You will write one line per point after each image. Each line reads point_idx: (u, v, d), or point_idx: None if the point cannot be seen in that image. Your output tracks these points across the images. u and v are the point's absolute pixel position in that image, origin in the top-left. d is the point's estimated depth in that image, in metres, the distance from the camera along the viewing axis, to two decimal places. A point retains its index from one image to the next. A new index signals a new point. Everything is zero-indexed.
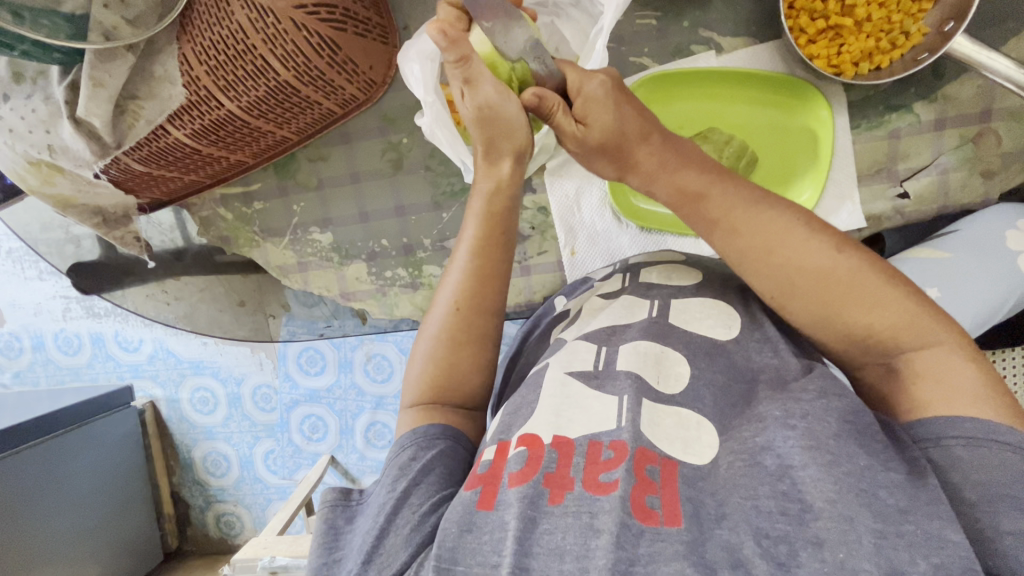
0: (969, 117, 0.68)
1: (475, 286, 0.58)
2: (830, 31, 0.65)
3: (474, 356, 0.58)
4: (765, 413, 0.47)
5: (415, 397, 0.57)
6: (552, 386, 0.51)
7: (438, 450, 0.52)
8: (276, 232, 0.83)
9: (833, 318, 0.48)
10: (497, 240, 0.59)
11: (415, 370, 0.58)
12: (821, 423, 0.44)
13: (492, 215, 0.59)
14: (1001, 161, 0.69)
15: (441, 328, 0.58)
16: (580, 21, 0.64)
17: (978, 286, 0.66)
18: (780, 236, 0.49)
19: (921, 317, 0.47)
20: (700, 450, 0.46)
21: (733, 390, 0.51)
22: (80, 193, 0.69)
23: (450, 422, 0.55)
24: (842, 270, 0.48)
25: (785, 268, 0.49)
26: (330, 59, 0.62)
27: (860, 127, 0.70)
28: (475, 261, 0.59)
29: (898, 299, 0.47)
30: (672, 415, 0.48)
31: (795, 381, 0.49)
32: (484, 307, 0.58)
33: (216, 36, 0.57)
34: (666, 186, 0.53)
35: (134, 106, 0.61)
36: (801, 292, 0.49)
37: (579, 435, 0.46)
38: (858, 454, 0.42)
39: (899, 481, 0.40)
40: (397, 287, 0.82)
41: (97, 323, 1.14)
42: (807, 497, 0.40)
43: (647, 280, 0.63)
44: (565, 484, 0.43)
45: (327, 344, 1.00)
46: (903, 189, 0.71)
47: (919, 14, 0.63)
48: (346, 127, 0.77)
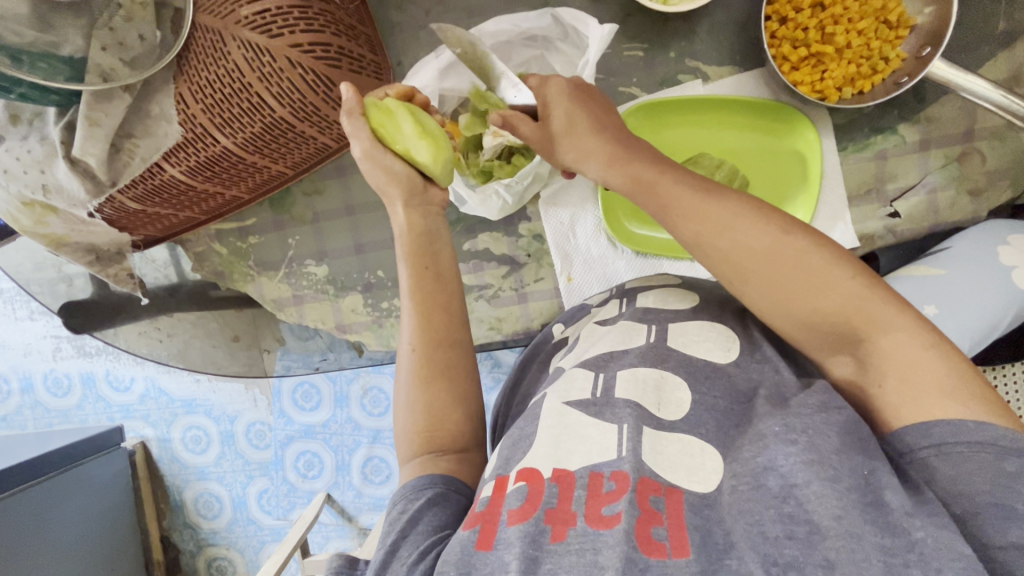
0: (952, 137, 0.69)
1: (424, 325, 0.57)
2: (812, 58, 0.67)
3: (447, 391, 0.56)
4: (765, 429, 0.46)
5: (409, 453, 0.55)
6: (548, 417, 0.50)
7: (426, 499, 0.49)
8: (270, 266, 0.82)
9: (792, 307, 0.48)
10: (432, 278, 0.58)
11: (399, 424, 0.56)
12: (823, 437, 0.43)
13: (421, 254, 0.58)
14: (987, 180, 0.70)
15: (411, 372, 0.56)
16: (569, 54, 0.67)
17: (977, 300, 0.67)
18: (730, 219, 0.49)
19: (876, 301, 0.46)
20: (704, 476, 0.45)
21: (735, 411, 0.50)
22: (73, 231, 0.68)
23: (450, 472, 0.53)
24: (792, 251, 0.47)
25: (737, 250, 0.49)
26: (326, 96, 0.62)
27: (847, 149, 0.71)
28: (417, 301, 0.57)
29: (853, 285, 0.46)
30: (676, 444, 0.47)
31: (795, 399, 0.49)
32: (443, 338, 0.57)
33: (213, 76, 0.59)
34: (620, 173, 0.55)
35: (130, 144, 0.62)
36: (756, 283, 0.49)
37: (579, 467, 0.45)
38: (861, 464, 0.41)
39: (901, 493, 0.39)
40: (393, 318, 0.81)
41: (87, 363, 1.12)
42: (814, 518, 0.39)
43: (643, 305, 0.62)
44: (568, 519, 0.41)
45: (322, 379, 1.00)
46: (894, 209, 0.71)
47: (896, 41, 0.66)
48: (341, 161, 0.77)
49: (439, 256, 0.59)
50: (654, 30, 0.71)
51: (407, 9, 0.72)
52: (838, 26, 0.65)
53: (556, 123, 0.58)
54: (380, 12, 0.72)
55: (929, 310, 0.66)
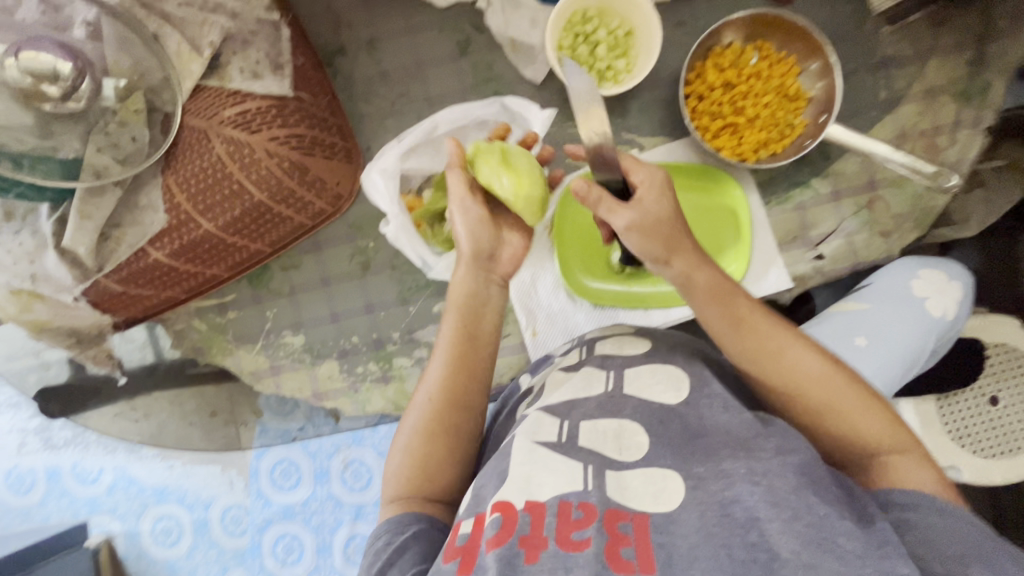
0: (858, 188, 0.79)
1: (449, 381, 0.60)
2: (729, 127, 0.78)
3: (448, 447, 0.58)
4: (730, 469, 0.50)
5: (392, 493, 0.57)
6: (520, 454, 0.53)
7: (412, 533, 0.53)
8: (248, 338, 0.84)
9: (835, 416, 0.55)
10: (469, 340, 0.61)
11: (391, 468, 0.58)
12: (781, 479, 0.47)
13: (467, 319, 0.62)
14: (895, 223, 0.79)
15: (421, 419, 0.59)
16: (517, 134, 0.77)
17: (899, 330, 0.74)
18: (789, 343, 0.57)
19: (894, 425, 0.55)
20: (667, 497, 0.49)
21: (689, 447, 0.53)
22: (56, 316, 0.71)
23: (435, 514, 0.56)
24: (837, 375, 0.56)
25: (797, 369, 0.56)
26: (299, 179, 0.69)
27: (771, 203, 0.81)
28: (453, 357, 0.60)
29: (873, 408, 0.56)
30: (639, 475, 0.52)
31: (753, 439, 0.52)
32: (463, 401, 0.60)
33: (199, 168, 0.65)
34: (707, 276, 0.58)
35: (119, 233, 0.67)
36: (809, 396, 0.56)
37: (549, 497, 0.49)
38: (816, 505, 0.46)
39: (852, 527, 0.45)
40: (368, 382, 0.84)
41: (54, 455, 1.09)
42: (773, 546, 0.44)
43: (602, 352, 0.66)
44: (540, 544, 0.46)
45: (301, 456, 0.99)
46: (819, 251, 0.80)
47: (798, 111, 0.78)
48: (316, 236, 0.82)
49: (483, 318, 0.63)
50: None
51: (373, 101, 0.81)
52: (746, 101, 0.77)
53: (648, 205, 0.56)
54: (349, 105, 0.81)
55: (859, 341, 0.74)
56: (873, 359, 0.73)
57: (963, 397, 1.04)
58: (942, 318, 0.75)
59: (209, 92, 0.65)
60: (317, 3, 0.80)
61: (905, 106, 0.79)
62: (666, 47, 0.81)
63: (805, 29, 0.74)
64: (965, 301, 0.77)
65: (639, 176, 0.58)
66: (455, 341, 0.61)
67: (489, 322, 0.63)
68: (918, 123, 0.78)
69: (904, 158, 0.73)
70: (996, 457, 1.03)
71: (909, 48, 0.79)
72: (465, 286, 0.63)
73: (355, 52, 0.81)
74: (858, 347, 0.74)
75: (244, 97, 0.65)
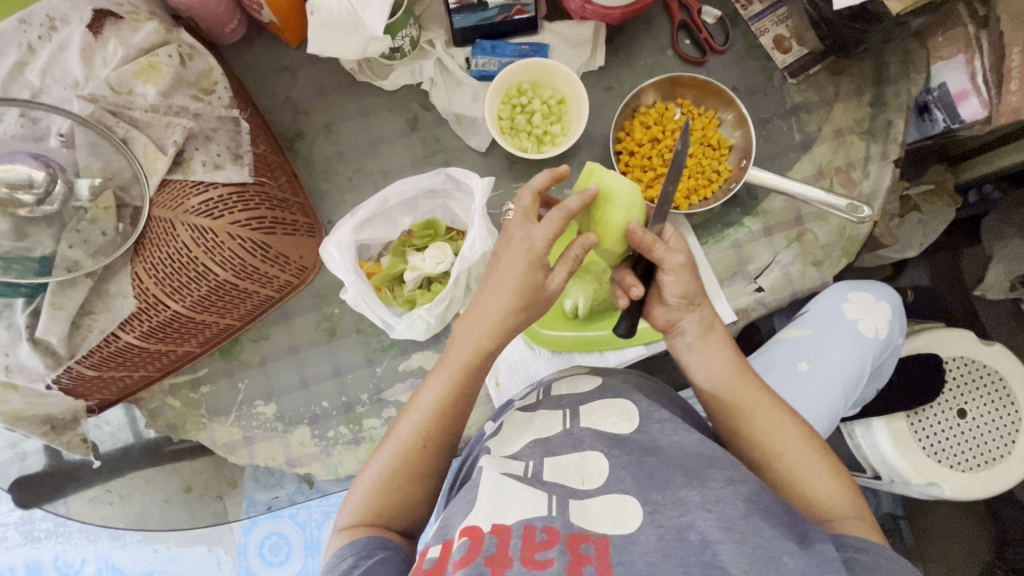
0: (788, 223, 0.85)
1: (435, 425, 0.61)
2: (660, 177, 0.85)
3: (425, 489, 0.60)
4: (685, 497, 0.51)
5: (350, 521, 0.58)
6: (488, 484, 0.54)
7: (379, 558, 0.54)
8: (222, 411, 0.86)
9: (796, 472, 0.58)
10: (464, 391, 0.62)
11: (360, 492, 0.60)
12: (731, 505, 0.49)
13: (469, 374, 0.62)
14: (825, 252, 0.84)
15: (403, 458, 0.60)
16: (464, 200, 0.83)
17: (839, 351, 0.79)
18: (767, 407, 0.62)
19: (848, 491, 0.57)
20: (627, 520, 0.50)
21: (648, 465, 0.55)
22: (30, 406, 0.74)
23: (391, 539, 0.57)
24: (801, 438, 0.60)
25: (769, 427, 0.60)
26: (263, 256, 0.74)
27: (709, 243, 0.86)
28: (445, 402, 0.61)
29: (839, 475, 0.58)
30: (600, 502, 0.53)
31: (706, 470, 0.54)
32: (445, 446, 0.62)
33: (164, 254, 0.69)
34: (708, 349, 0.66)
35: (89, 320, 0.71)
36: (782, 457, 0.59)
37: (514, 520, 0.49)
38: (764, 529, 0.48)
39: (795, 548, 0.47)
40: (340, 446, 0.86)
41: (35, 549, 1.14)
42: (725, 565, 0.45)
43: (557, 393, 0.69)
44: (504, 563, 0.45)
45: (293, 530, 1.12)
46: (759, 283, 0.84)
47: (722, 158, 0.85)
48: (284, 307, 0.87)
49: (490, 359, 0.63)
50: (536, 172, 0.88)
51: (333, 179, 0.88)
52: (673, 154, 0.84)
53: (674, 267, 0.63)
54: (310, 183, 0.88)
55: (803, 366, 0.78)
56: (818, 381, 0.77)
57: (931, 412, 1.04)
58: (875, 337, 0.80)
59: (175, 184, 0.70)
60: (276, 96, 0.88)
61: (819, 146, 0.86)
62: (596, 110, 0.89)
63: (715, 87, 0.83)
64: (897, 318, 0.82)
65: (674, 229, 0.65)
66: (452, 386, 0.62)
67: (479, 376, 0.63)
68: (833, 160, 0.86)
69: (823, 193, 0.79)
70: (974, 471, 1.02)
71: (815, 95, 0.87)
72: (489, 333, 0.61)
73: (314, 136, 0.88)
74: (802, 372, 0.78)
75: (207, 186, 0.70)
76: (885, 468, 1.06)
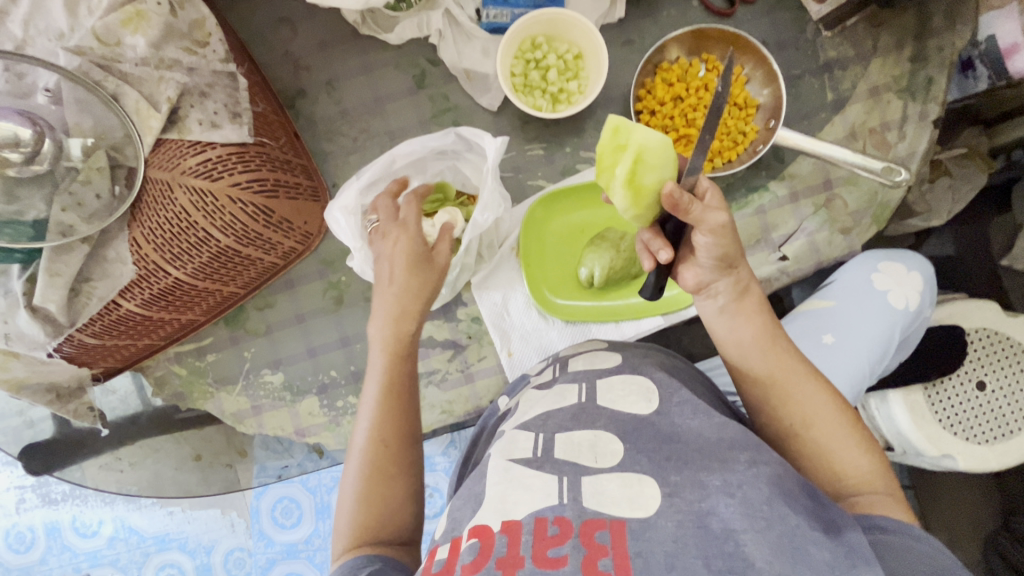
0: (815, 188, 0.81)
1: (387, 420, 0.60)
2: (682, 139, 0.80)
3: (402, 486, 0.59)
4: (706, 481, 0.49)
5: (339, 544, 0.56)
6: (495, 473, 0.52)
7: (369, 570, 0.51)
8: (229, 380, 0.85)
9: (828, 445, 0.56)
10: (404, 380, 0.63)
11: (342, 512, 0.57)
12: (754, 490, 0.47)
13: (398, 361, 0.64)
14: (854, 219, 0.80)
15: (367, 463, 0.59)
16: (475, 162, 0.80)
17: (865, 322, 0.77)
18: (801, 378, 0.59)
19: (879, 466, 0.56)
20: (643, 503, 0.48)
21: (665, 447, 0.53)
22: (33, 373, 0.73)
23: (383, 552, 0.55)
24: (834, 411, 0.57)
25: (801, 400, 0.58)
26: (265, 221, 0.71)
27: (731, 208, 0.82)
28: (383, 398, 0.61)
29: (870, 451, 0.56)
30: (614, 479, 0.50)
31: (729, 451, 0.52)
32: (406, 437, 0.61)
33: (161, 219, 0.66)
34: (741, 315, 0.61)
35: (88, 287, 0.68)
36: (813, 429, 0.57)
37: (525, 514, 0.47)
38: (789, 516, 0.46)
39: (822, 538, 0.45)
40: (350, 415, 0.84)
41: (53, 511, 1.16)
42: (749, 556, 0.43)
43: (575, 368, 0.67)
44: (516, 564, 0.43)
45: (303, 495, 1.12)
46: (783, 252, 0.81)
47: (749, 118, 0.80)
48: (289, 275, 0.84)
49: (409, 338, 0.65)
50: (550, 132, 0.84)
51: (337, 140, 0.84)
52: (696, 113, 0.79)
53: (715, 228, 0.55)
54: (312, 144, 0.84)
55: (828, 339, 0.76)
56: (843, 354, 0.75)
57: (950, 383, 1.01)
58: (906, 309, 0.78)
59: (170, 144, 0.66)
60: (275, 50, 0.83)
61: (852, 105, 0.81)
62: (614, 66, 0.83)
63: (745, 40, 0.77)
64: (927, 290, 0.79)
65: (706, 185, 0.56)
66: (388, 378, 0.63)
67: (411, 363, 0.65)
68: (866, 121, 0.80)
69: (857, 155, 0.74)
70: (990, 443, 1.00)
71: (850, 50, 0.81)
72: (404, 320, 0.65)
73: (316, 93, 0.84)
74: (828, 344, 0.76)
75: (204, 147, 0.66)
76: (898, 438, 1.04)
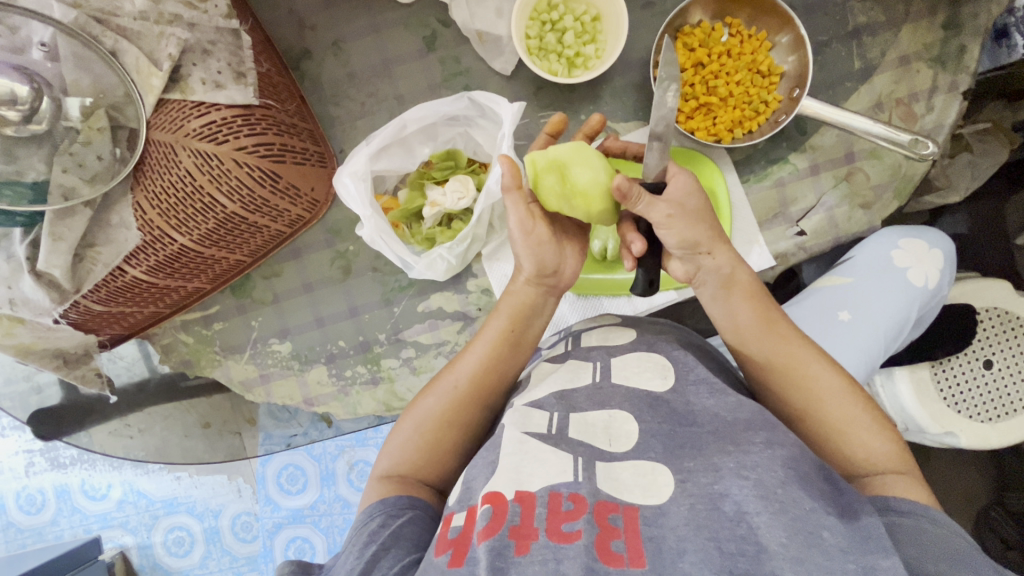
0: (837, 160, 0.78)
1: (481, 376, 0.61)
2: (702, 107, 0.77)
3: (462, 438, 0.60)
4: (720, 463, 0.48)
5: (388, 469, 0.58)
6: (509, 445, 0.51)
7: (408, 517, 0.53)
8: (236, 349, 0.84)
9: (838, 425, 0.56)
10: (507, 341, 0.62)
11: (397, 441, 0.59)
12: (769, 473, 0.46)
13: (512, 330, 0.63)
14: (875, 193, 0.78)
15: (445, 407, 0.60)
16: (489, 128, 0.78)
17: (881, 300, 0.78)
18: (807, 359, 0.58)
19: (892, 447, 0.55)
20: (657, 490, 0.48)
21: (680, 434, 0.52)
22: (40, 338, 0.72)
23: (420, 494, 0.56)
24: (843, 393, 0.57)
25: (808, 381, 0.57)
26: (272, 187, 0.69)
27: (749, 181, 0.80)
28: (491, 354, 0.62)
29: (884, 430, 0.56)
30: (629, 467, 0.50)
31: (744, 432, 0.51)
32: (490, 400, 0.62)
33: (167, 182, 0.64)
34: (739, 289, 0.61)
35: (92, 253, 0.67)
36: (819, 411, 0.56)
37: (539, 487, 0.47)
38: (802, 499, 0.44)
39: (837, 524, 0.44)
40: (358, 385, 0.84)
41: (62, 475, 1.18)
42: (762, 539, 0.42)
43: (587, 343, 0.65)
44: (530, 535, 0.43)
45: (308, 462, 1.13)
46: (801, 227, 0.79)
47: (772, 86, 0.77)
48: (296, 243, 0.82)
49: (530, 327, 0.64)
50: (564, 99, 0.81)
51: (343, 104, 0.81)
52: (718, 80, 0.76)
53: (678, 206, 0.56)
54: (319, 108, 0.81)
55: (844, 315, 0.77)
56: (860, 330, 0.76)
57: (959, 361, 1.01)
58: (925, 286, 0.78)
59: (172, 105, 0.63)
60: (279, 7, 0.79)
61: (880, 74, 0.78)
62: (633, 30, 0.80)
63: (772, 3, 0.74)
64: (946, 268, 0.79)
65: (673, 169, 0.57)
66: (497, 342, 0.62)
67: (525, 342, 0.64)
68: (894, 91, 0.77)
69: (884, 127, 0.71)
70: (994, 421, 1.01)
71: (881, 15, 0.78)
72: (525, 294, 0.64)
73: (322, 54, 0.80)
74: (843, 321, 0.77)
75: (208, 108, 0.63)
76: (901, 416, 1.04)
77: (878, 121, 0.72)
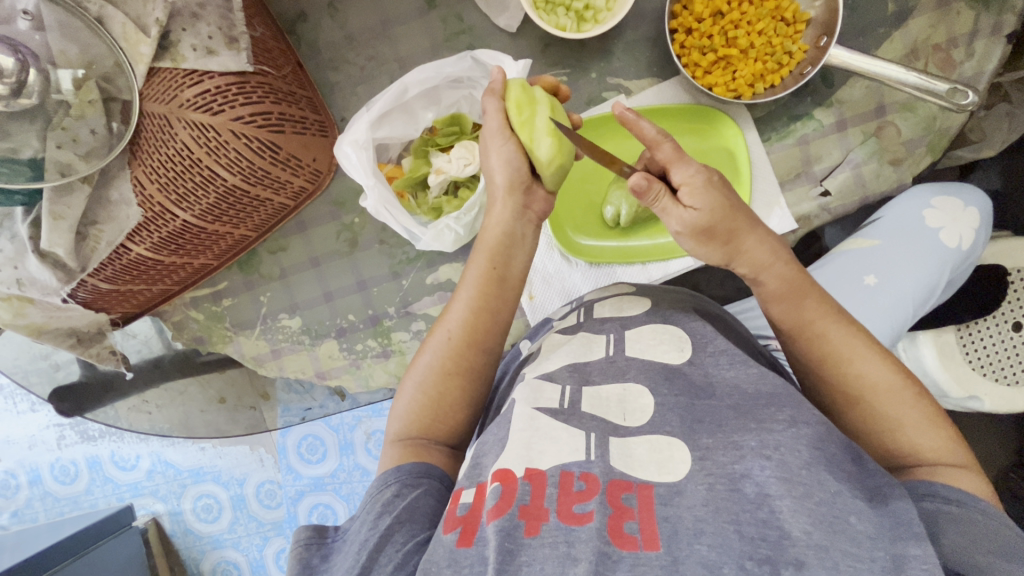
0: (866, 115, 0.73)
1: (472, 319, 0.59)
2: (721, 61, 0.72)
3: (460, 389, 0.58)
4: (741, 441, 0.47)
5: (400, 431, 0.57)
6: (520, 421, 0.50)
7: (423, 489, 0.52)
8: (247, 324, 0.84)
9: (890, 417, 0.52)
10: (492, 278, 0.59)
11: (404, 402, 0.59)
12: (793, 453, 0.44)
13: (495, 268, 0.59)
14: (906, 149, 0.73)
15: (439, 359, 0.58)
16: None
17: (910, 262, 0.75)
18: (860, 350, 0.54)
19: (948, 440, 0.51)
20: (672, 467, 0.46)
21: (698, 408, 0.51)
22: (51, 318, 0.72)
23: (435, 461, 0.55)
24: (898, 385, 0.53)
25: (857, 374, 0.53)
26: (272, 159, 0.67)
27: (771, 139, 0.76)
28: (479, 295, 0.59)
29: (938, 421, 0.52)
30: (643, 443, 0.49)
31: (766, 409, 0.49)
32: (483, 346, 0.59)
33: (164, 155, 0.62)
34: (778, 278, 0.55)
35: (95, 231, 0.66)
36: (869, 403, 0.53)
37: (550, 466, 0.46)
38: (828, 481, 0.43)
39: (865, 508, 0.42)
40: (369, 358, 0.84)
41: (92, 447, 1.21)
42: (784, 525, 0.41)
43: (600, 314, 0.63)
44: (541, 516, 0.43)
45: (327, 432, 1.15)
46: (825, 187, 0.75)
47: (796, 35, 0.71)
48: (301, 216, 0.81)
49: (512, 261, 0.60)
50: (574, 56, 0.77)
51: (343, 68, 0.78)
52: (739, 30, 0.70)
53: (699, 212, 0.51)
54: (317, 74, 0.78)
55: (870, 280, 0.75)
56: (887, 295, 0.74)
57: (984, 327, 0.96)
58: (957, 248, 0.75)
59: (164, 74, 0.61)
60: None
61: (915, 18, 0.72)
62: None
63: None
64: (982, 229, 0.75)
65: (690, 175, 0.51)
66: (482, 281, 0.59)
67: (511, 284, 0.61)
68: (930, 36, 0.72)
69: (919, 77, 0.66)
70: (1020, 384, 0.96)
71: None
72: (501, 223, 0.60)
73: (319, 16, 0.76)
74: (869, 285, 0.75)
75: (202, 76, 0.61)
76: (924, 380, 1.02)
77: (913, 70, 0.67)
